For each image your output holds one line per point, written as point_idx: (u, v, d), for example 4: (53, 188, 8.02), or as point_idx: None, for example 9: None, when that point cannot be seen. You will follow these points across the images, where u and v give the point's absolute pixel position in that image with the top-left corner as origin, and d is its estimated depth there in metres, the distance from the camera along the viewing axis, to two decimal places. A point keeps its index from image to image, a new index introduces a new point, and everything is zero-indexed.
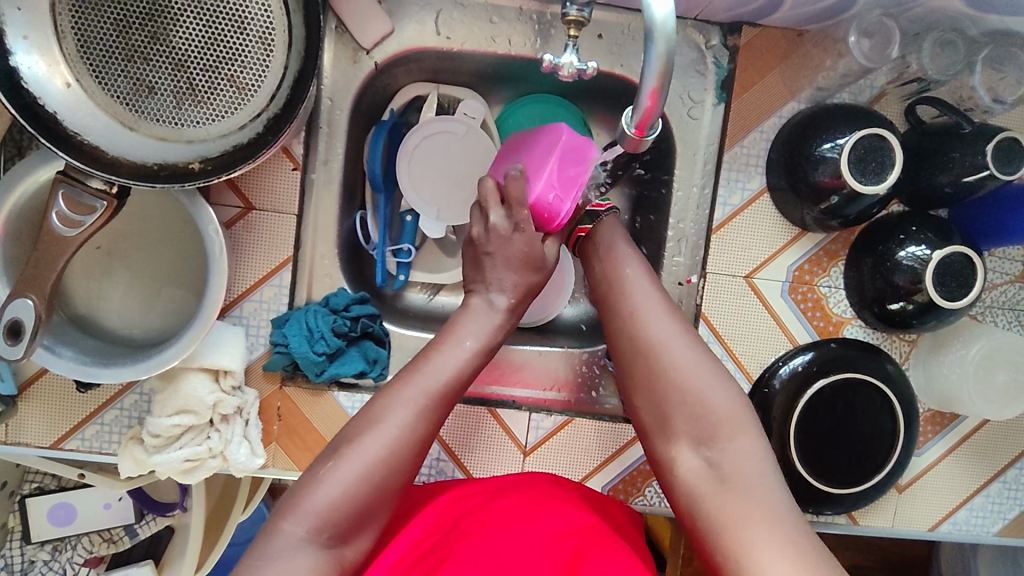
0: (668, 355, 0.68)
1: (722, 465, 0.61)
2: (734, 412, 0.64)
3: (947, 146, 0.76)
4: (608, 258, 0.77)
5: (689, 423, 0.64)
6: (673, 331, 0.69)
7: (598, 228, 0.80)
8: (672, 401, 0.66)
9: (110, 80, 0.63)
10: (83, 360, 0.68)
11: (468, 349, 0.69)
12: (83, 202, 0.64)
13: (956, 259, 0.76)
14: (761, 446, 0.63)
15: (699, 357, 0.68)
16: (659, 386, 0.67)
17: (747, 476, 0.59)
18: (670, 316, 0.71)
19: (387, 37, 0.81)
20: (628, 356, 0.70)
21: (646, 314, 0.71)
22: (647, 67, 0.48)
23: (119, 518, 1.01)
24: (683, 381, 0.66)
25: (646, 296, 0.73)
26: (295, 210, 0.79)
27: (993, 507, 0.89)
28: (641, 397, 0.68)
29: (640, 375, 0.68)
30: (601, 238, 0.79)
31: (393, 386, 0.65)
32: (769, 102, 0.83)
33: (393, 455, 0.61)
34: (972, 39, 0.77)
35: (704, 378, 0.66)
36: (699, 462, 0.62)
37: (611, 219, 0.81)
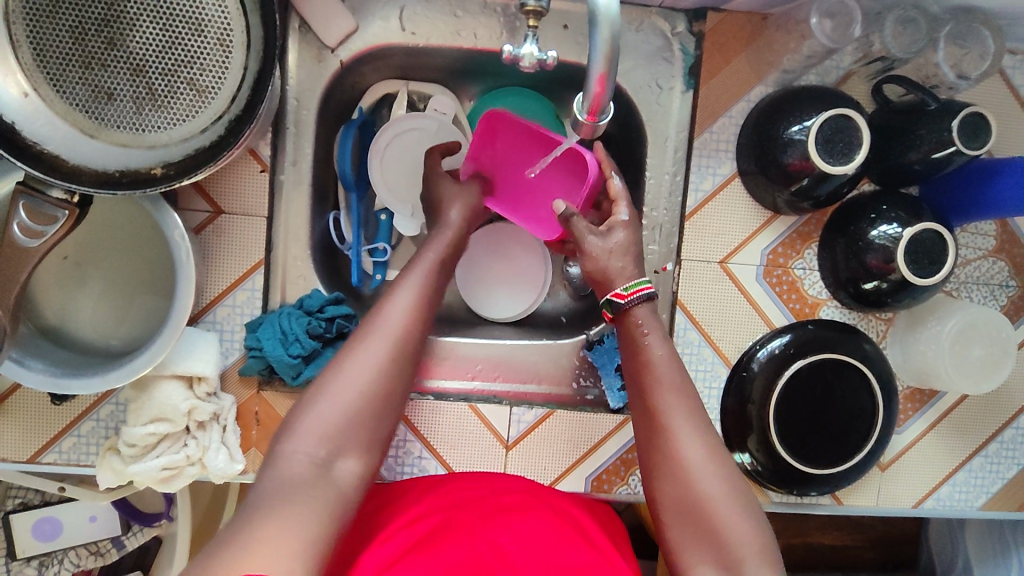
0: (696, 474, 0.64)
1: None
2: (757, 541, 0.61)
3: (913, 124, 0.76)
4: (637, 359, 0.71)
5: (715, 552, 0.61)
6: (703, 448, 0.65)
7: (629, 321, 0.72)
8: (698, 522, 0.62)
9: (68, 87, 0.62)
10: (53, 371, 0.68)
11: (421, 286, 0.71)
12: (43, 212, 0.64)
13: (927, 235, 0.76)
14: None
15: (732, 483, 0.64)
16: (690, 511, 0.63)
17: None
18: (699, 428, 0.66)
19: (351, 35, 0.80)
20: (653, 472, 0.66)
21: (676, 424, 0.66)
22: (593, 53, 0.48)
23: (106, 530, 1.00)
24: (708, 507, 0.62)
25: (677, 408, 0.67)
26: (264, 213, 0.78)
27: (976, 482, 0.90)
28: (666, 513, 0.64)
29: (666, 494, 0.65)
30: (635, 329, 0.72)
31: (356, 338, 0.66)
32: (737, 87, 0.83)
33: (377, 388, 0.63)
34: (933, 16, 0.77)
35: (731, 503, 0.62)
36: None
37: (642, 309, 0.72)
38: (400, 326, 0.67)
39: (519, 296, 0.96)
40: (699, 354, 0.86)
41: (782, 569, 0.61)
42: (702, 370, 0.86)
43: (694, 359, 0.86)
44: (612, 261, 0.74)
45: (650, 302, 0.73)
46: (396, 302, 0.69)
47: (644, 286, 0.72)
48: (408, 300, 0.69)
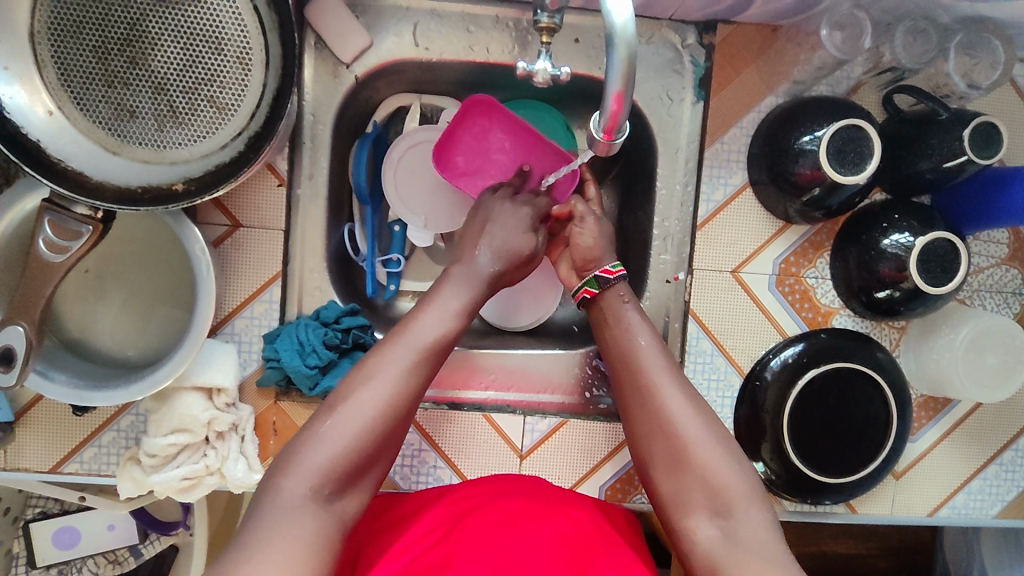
0: (679, 421, 0.66)
1: (738, 533, 0.60)
2: (747, 484, 0.63)
3: (924, 134, 0.76)
4: (619, 328, 0.74)
5: (706, 496, 0.62)
6: (682, 395, 0.68)
7: (608, 296, 0.77)
8: (685, 466, 0.64)
9: (92, 106, 0.64)
10: (77, 383, 0.69)
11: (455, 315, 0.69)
12: (68, 227, 0.64)
13: (940, 244, 0.76)
14: (775, 521, 0.61)
15: (714, 427, 0.66)
16: (677, 456, 0.65)
17: (763, 547, 0.58)
18: (682, 384, 0.69)
19: (366, 51, 0.81)
20: (640, 429, 0.68)
21: (653, 375, 0.69)
22: (610, 73, 0.48)
23: (123, 539, 1.01)
24: (696, 454, 0.64)
25: (660, 367, 0.70)
26: (281, 225, 0.80)
27: (991, 490, 0.89)
28: (655, 467, 0.66)
29: (656, 448, 0.66)
30: (614, 306, 0.76)
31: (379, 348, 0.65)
32: (748, 98, 0.84)
33: (400, 401, 0.62)
34: (944, 27, 0.76)
35: (717, 448, 0.64)
36: (714, 530, 0.61)
37: (621, 287, 0.77)
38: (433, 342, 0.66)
39: (532, 305, 0.96)
40: (712, 363, 0.86)
41: (770, 507, 0.63)
42: (714, 379, 0.86)
43: (706, 368, 0.86)
44: (599, 242, 0.80)
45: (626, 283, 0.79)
46: (431, 318, 0.68)
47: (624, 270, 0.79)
48: (443, 314, 0.69)
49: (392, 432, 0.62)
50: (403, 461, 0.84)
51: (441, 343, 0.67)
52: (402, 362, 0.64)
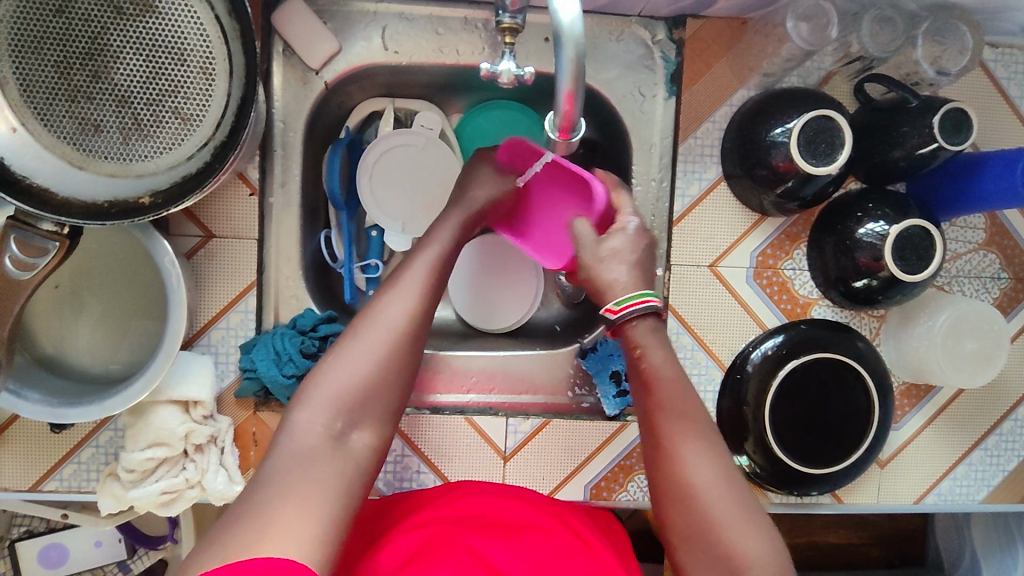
0: (708, 501, 0.57)
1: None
2: (783, 566, 0.55)
3: (896, 122, 0.76)
4: (642, 376, 0.66)
5: None
6: (713, 468, 0.59)
7: (626, 334, 0.67)
8: (711, 552, 0.56)
9: (55, 121, 0.63)
10: (50, 401, 0.69)
11: (419, 297, 0.65)
12: (34, 244, 0.65)
13: (914, 231, 0.76)
14: None
15: (748, 508, 0.58)
16: (702, 539, 0.57)
17: None
18: (713, 452, 0.60)
19: (335, 56, 0.81)
20: (665, 498, 0.60)
21: (684, 444, 0.61)
22: (561, 73, 0.48)
23: (111, 555, 1.00)
24: (725, 530, 0.56)
25: (689, 436, 0.61)
26: (255, 235, 0.79)
27: (977, 475, 0.89)
28: (680, 541, 0.58)
29: (679, 525, 0.58)
30: (633, 343, 0.67)
31: (347, 332, 0.64)
32: (720, 91, 0.84)
33: (371, 385, 0.60)
34: (909, 13, 0.77)
35: (750, 531, 0.56)
36: None
37: (642, 319, 0.67)
38: (400, 325, 0.63)
39: (511, 307, 0.96)
40: (693, 358, 0.86)
41: None
42: (695, 374, 0.86)
43: (688, 363, 0.86)
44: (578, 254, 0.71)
45: (656, 316, 0.68)
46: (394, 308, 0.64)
47: (649, 298, 0.68)
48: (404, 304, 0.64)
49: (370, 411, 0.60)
50: (385, 467, 0.83)
51: (412, 325, 0.64)
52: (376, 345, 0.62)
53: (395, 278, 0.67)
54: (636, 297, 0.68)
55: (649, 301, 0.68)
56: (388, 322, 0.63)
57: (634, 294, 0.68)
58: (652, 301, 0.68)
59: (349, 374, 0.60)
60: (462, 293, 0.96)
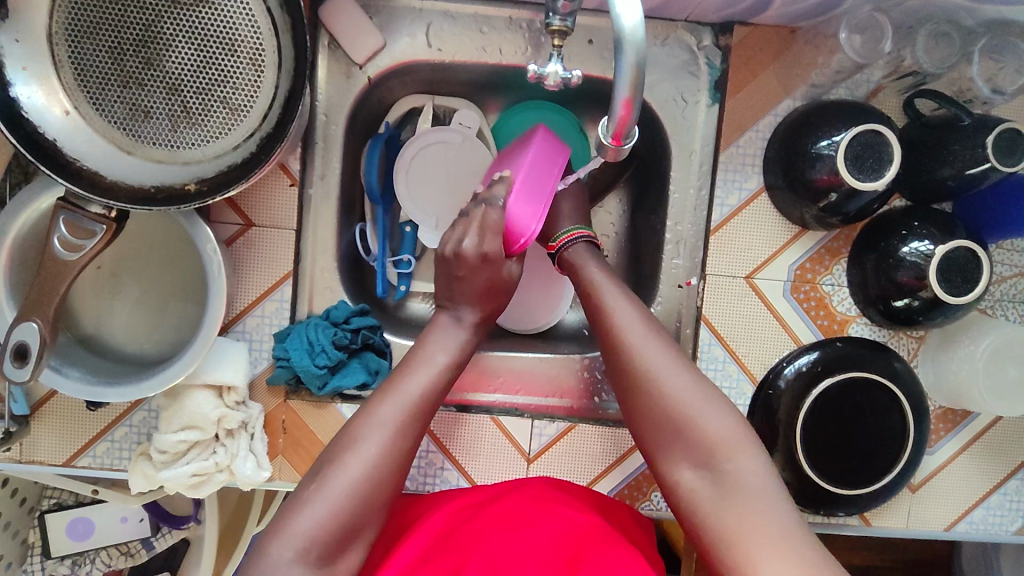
0: (659, 378, 0.66)
1: (726, 485, 0.60)
2: (736, 431, 0.63)
3: (947, 139, 0.75)
4: (583, 285, 0.75)
5: (689, 446, 0.63)
6: (660, 350, 0.68)
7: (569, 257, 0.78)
8: (663, 421, 0.65)
9: (107, 106, 0.65)
10: (89, 380, 0.70)
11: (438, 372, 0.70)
12: (83, 227, 0.65)
13: (961, 253, 0.74)
14: (767, 464, 0.61)
15: (696, 379, 0.66)
16: (656, 412, 0.65)
17: (750, 496, 0.59)
18: (659, 340, 0.69)
19: (379, 52, 0.81)
20: (623, 385, 0.69)
21: (631, 335, 0.69)
22: (619, 77, 0.48)
23: (136, 532, 1.02)
24: (679, 404, 0.64)
25: (634, 325, 0.70)
26: (294, 225, 0.80)
27: (1011, 506, 0.87)
28: (638, 422, 0.67)
29: (636, 403, 0.67)
30: (578, 265, 0.77)
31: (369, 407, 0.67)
32: (764, 101, 0.82)
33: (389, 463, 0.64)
34: (968, 29, 0.75)
35: (699, 395, 0.65)
36: (701, 481, 0.61)
37: (579, 246, 0.78)
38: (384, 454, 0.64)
39: (538, 310, 0.96)
40: (724, 370, 0.85)
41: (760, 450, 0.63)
42: (726, 386, 0.85)
43: (719, 375, 0.85)
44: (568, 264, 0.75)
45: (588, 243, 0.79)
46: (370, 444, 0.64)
47: (580, 231, 0.79)
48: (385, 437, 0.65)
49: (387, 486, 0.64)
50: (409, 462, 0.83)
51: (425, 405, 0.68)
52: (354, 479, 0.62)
53: (424, 350, 0.72)
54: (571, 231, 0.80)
55: (580, 231, 0.79)
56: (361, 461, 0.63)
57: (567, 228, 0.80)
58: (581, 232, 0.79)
59: (326, 508, 0.60)
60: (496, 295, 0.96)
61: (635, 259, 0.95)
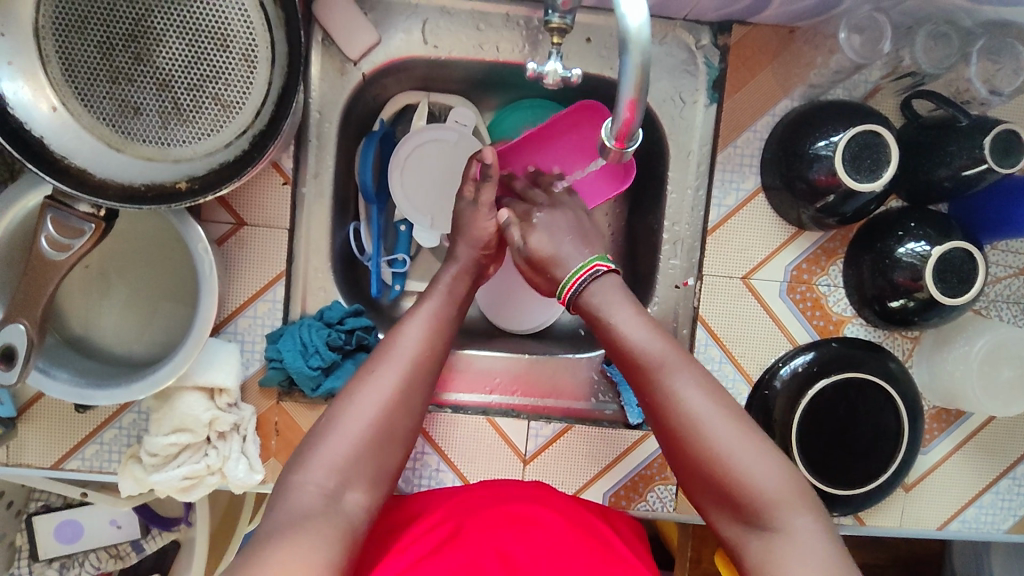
0: (707, 430, 0.64)
1: (783, 544, 0.59)
2: (788, 485, 0.61)
3: (944, 140, 0.74)
4: (602, 334, 0.72)
5: (744, 505, 0.62)
6: (704, 399, 0.65)
7: (582, 301, 0.74)
8: (714, 475, 0.63)
9: (96, 103, 0.63)
10: (78, 381, 0.69)
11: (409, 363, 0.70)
12: (71, 225, 0.64)
13: (957, 254, 0.74)
14: (820, 519, 0.60)
15: (744, 428, 0.64)
16: (706, 467, 0.64)
17: (810, 555, 0.57)
18: (700, 382, 0.67)
19: (373, 48, 0.80)
20: (668, 440, 0.67)
21: (672, 382, 0.67)
22: (623, 79, 0.47)
23: (125, 535, 1.00)
24: (726, 459, 0.63)
25: (677, 369, 0.67)
26: (286, 224, 0.79)
27: (1003, 504, 0.88)
28: (687, 476, 0.66)
29: (683, 456, 0.65)
30: (593, 305, 0.73)
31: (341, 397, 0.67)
32: (762, 100, 0.82)
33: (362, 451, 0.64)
34: (966, 30, 0.76)
35: (748, 448, 0.63)
36: (757, 539, 0.61)
37: (592, 289, 0.74)
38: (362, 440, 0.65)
39: (533, 310, 0.95)
40: (720, 370, 0.85)
41: (814, 500, 0.62)
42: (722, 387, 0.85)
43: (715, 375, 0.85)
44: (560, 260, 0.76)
45: (609, 274, 0.75)
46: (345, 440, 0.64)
47: (596, 264, 0.75)
48: (350, 436, 0.65)
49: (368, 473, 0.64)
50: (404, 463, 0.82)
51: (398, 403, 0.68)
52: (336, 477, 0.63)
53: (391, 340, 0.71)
54: (586, 266, 0.75)
55: (594, 268, 0.75)
56: (334, 457, 0.63)
57: (568, 275, 0.75)
58: (598, 268, 0.75)
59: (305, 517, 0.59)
60: (491, 295, 0.95)
61: (632, 259, 0.94)
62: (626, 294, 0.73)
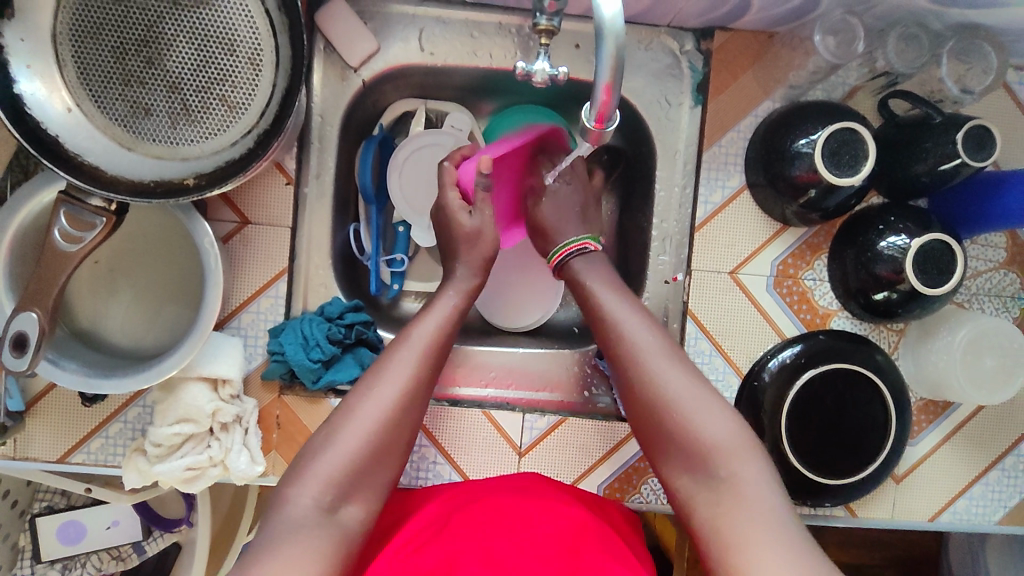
0: (661, 381, 0.67)
1: (723, 489, 0.61)
2: (737, 439, 0.63)
3: (920, 137, 0.78)
4: (584, 294, 0.76)
5: (691, 453, 0.64)
6: (663, 355, 0.69)
7: (567, 271, 0.80)
8: (665, 424, 0.66)
9: (109, 104, 0.67)
10: (86, 372, 0.71)
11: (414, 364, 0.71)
12: (83, 219, 0.67)
13: (935, 245, 0.77)
14: (764, 471, 0.62)
15: (699, 384, 0.67)
16: (659, 415, 0.66)
17: (749, 499, 0.59)
18: (663, 344, 0.70)
19: (373, 56, 0.84)
20: (628, 393, 0.70)
21: (635, 340, 0.70)
22: (600, 65, 0.51)
23: (126, 535, 1.02)
24: (680, 413, 0.65)
25: (640, 330, 0.71)
26: (289, 223, 0.82)
27: (993, 495, 0.89)
28: (643, 428, 0.68)
29: (641, 409, 0.68)
30: (576, 275, 0.79)
31: (350, 401, 0.69)
32: (745, 102, 0.86)
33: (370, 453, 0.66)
34: (935, 32, 0.79)
35: (701, 400, 0.66)
36: (700, 487, 0.63)
37: (576, 262, 0.79)
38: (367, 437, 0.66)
39: (529, 308, 0.98)
40: (711, 363, 0.87)
41: (761, 455, 0.64)
42: (713, 379, 0.87)
43: (705, 368, 0.87)
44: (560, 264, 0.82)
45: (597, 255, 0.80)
46: (350, 434, 0.66)
47: (584, 243, 0.80)
48: (359, 434, 0.66)
49: (372, 471, 0.66)
50: None
51: (403, 404, 0.69)
52: (333, 457, 0.65)
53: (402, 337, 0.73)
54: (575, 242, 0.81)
55: (584, 244, 0.80)
56: (334, 443, 0.65)
57: (561, 244, 0.81)
58: (588, 245, 0.80)
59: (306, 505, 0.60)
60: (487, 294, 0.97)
61: (625, 259, 0.97)
62: (610, 270, 0.79)
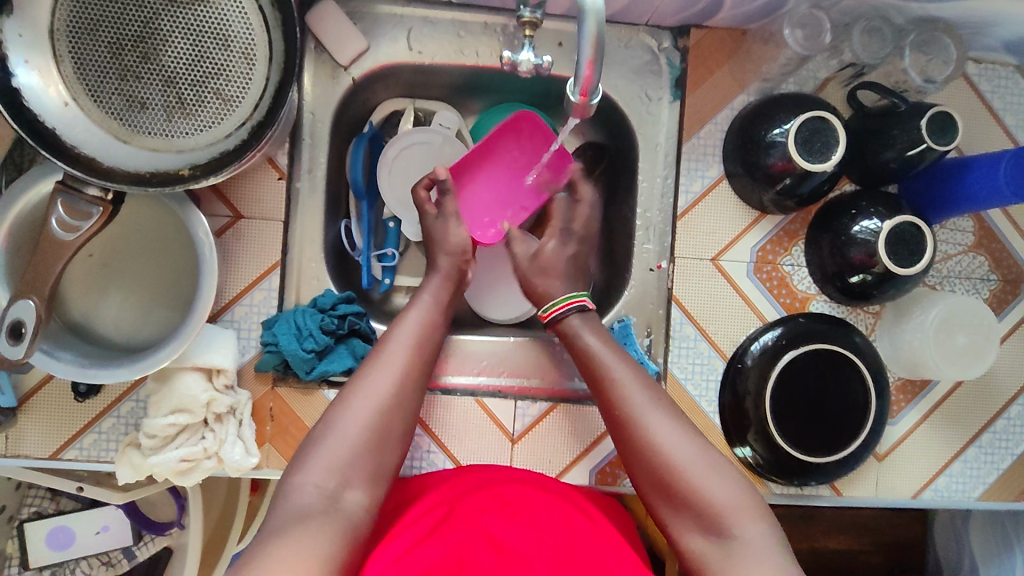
0: (663, 446, 0.69)
1: (732, 545, 0.63)
2: (741, 498, 0.65)
3: (887, 125, 0.81)
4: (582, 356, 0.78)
5: (700, 515, 0.65)
6: (664, 420, 0.70)
7: (563, 328, 0.81)
8: (672, 488, 0.67)
9: (105, 97, 0.68)
10: (81, 362, 0.72)
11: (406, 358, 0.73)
12: (79, 209, 0.68)
13: (906, 228, 0.80)
14: (769, 526, 0.64)
15: (700, 445, 0.69)
16: (664, 479, 0.68)
17: (758, 556, 0.61)
18: (663, 408, 0.72)
19: (363, 54, 0.86)
20: (632, 458, 0.71)
21: (636, 405, 0.72)
22: (582, 43, 0.54)
23: (114, 542, 1.01)
24: (687, 477, 0.67)
25: (641, 394, 0.73)
26: (281, 217, 0.83)
27: (972, 472, 0.92)
28: (648, 490, 0.70)
29: (646, 472, 0.70)
30: (571, 332, 0.80)
31: (345, 391, 0.71)
32: (722, 95, 0.89)
33: (369, 438, 0.68)
34: (897, 26, 0.84)
35: (705, 463, 0.68)
36: (708, 545, 0.65)
37: (574, 318, 0.81)
38: (365, 420, 0.68)
39: (517, 300, 1.00)
40: (695, 348, 0.89)
41: (765, 511, 0.66)
42: (699, 364, 0.89)
43: (691, 353, 0.89)
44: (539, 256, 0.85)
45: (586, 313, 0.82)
46: (349, 424, 0.67)
47: (575, 299, 0.82)
48: (357, 420, 0.68)
49: (372, 454, 0.67)
50: None
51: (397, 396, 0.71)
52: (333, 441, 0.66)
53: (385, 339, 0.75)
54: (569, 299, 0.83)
55: (576, 300, 0.82)
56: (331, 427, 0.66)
57: (555, 300, 0.83)
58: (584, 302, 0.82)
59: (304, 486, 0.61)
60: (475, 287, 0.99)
61: (610, 251, 1.00)
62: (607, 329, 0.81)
